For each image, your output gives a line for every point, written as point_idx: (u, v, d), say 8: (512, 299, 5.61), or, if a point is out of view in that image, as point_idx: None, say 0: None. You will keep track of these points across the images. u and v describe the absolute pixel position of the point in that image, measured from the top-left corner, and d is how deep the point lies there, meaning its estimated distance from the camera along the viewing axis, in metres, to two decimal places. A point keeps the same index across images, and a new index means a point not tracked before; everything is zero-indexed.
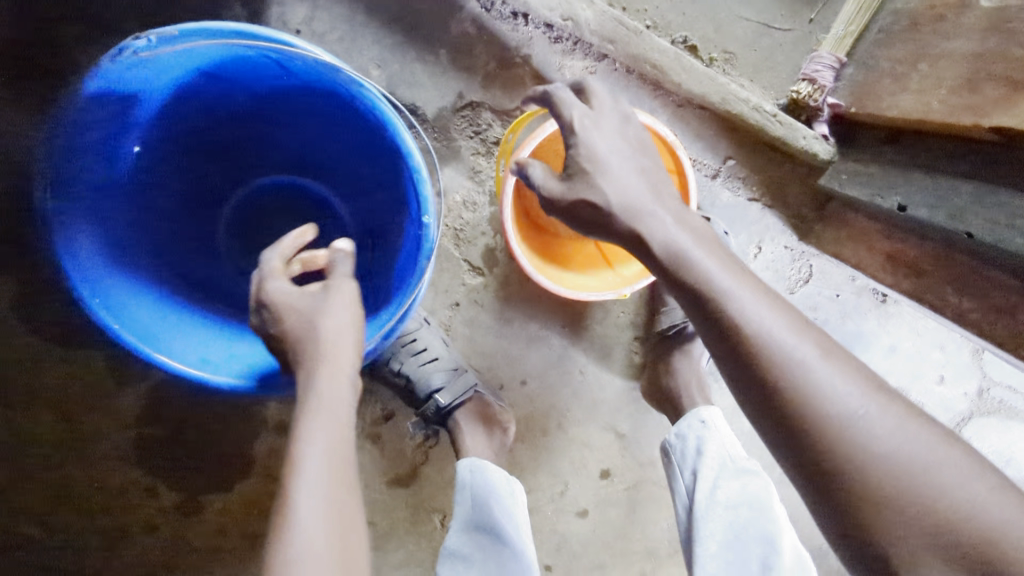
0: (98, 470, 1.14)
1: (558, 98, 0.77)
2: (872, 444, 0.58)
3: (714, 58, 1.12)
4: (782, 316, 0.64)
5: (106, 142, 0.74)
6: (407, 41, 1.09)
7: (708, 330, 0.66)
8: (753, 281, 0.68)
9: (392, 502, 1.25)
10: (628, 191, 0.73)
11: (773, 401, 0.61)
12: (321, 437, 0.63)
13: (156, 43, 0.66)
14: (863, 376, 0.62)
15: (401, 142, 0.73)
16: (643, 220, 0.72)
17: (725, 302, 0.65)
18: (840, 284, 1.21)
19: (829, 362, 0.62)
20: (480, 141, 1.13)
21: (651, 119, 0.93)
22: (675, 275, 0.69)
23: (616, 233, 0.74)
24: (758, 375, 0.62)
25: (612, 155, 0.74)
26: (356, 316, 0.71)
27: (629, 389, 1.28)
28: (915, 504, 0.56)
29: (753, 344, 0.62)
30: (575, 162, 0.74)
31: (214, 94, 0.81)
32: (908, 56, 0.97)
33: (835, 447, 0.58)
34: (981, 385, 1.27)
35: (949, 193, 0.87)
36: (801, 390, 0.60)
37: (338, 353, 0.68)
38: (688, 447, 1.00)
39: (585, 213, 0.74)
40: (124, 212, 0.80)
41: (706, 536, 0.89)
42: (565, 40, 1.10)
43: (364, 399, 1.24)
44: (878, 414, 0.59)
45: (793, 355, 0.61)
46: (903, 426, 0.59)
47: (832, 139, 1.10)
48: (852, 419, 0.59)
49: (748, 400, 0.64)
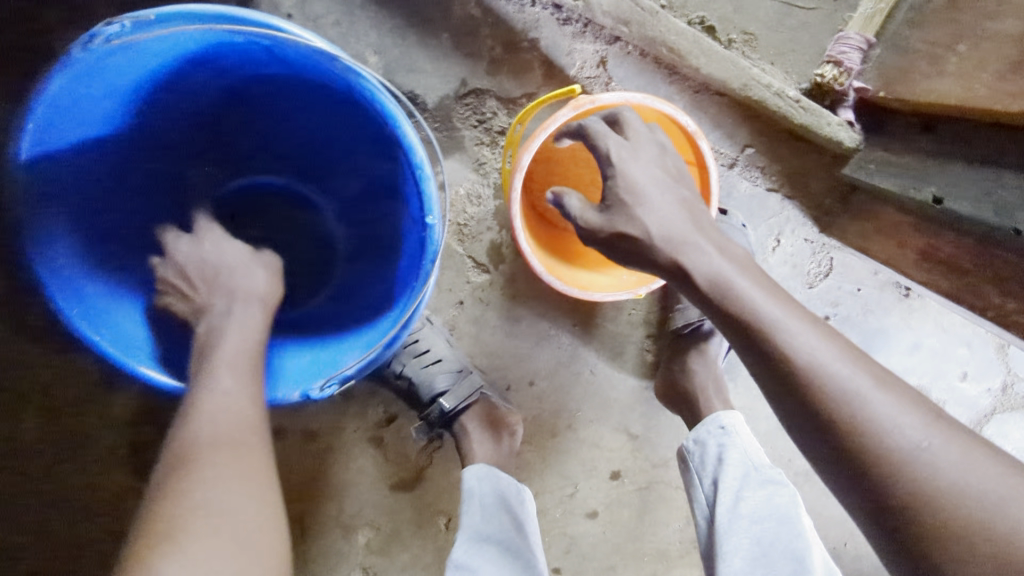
0: (87, 477, 1.09)
1: (592, 131, 0.81)
2: (933, 473, 0.56)
3: (733, 41, 1.06)
4: (830, 347, 0.64)
5: (81, 135, 0.67)
6: (407, 24, 1.02)
7: (759, 362, 0.66)
8: (808, 317, 0.68)
9: (394, 507, 1.20)
10: (670, 221, 0.75)
11: (829, 436, 0.60)
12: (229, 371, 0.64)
13: (131, 29, 0.59)
14: (923, 409, 0.60)
15: (403, 136, 0.67)
16: (683, 251, 0.73)
17: (770, 331, 0.65)
18: (862, 278, 1.16)
19: (882, 392, 0.60)
20: (484, 131, 1.06)
21: (673, 109, 0.85)
22: (719, 304, 0.70)
23: (658, 265, 0.76)
24: (811, 405, 0.61)
25: (650, 185, 0.77)
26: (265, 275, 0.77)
27: (641, 387, 1.22)
28: (988, 540, 0.53)
29: (800, 374, 0.62)
30: (614, 193, 0.78)
31: (202, 84, 0.75)
32: (946, 36, 0.90)
33: (894, 480, 0.56)
34: (1006, 381, 1.22)
35: (994, 188, 0.82)
36: (851, 420, 0.59)
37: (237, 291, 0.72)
38: (708, 454, 0.95)
39: (624, 245, 0.77)
40: (107, 214, 0.74)
41: (730, 552, 0.83)
42: (575, 23, 1.03)
43: (366, 400, 1.19)
44: (941, 445, 0.57)
45: (848, 390, 0.60)
46: (964, 455, 0.56)
47: (858, 126, 1.03)
48: (913, 450, 0.57)
49: (802, 438, 0.63)
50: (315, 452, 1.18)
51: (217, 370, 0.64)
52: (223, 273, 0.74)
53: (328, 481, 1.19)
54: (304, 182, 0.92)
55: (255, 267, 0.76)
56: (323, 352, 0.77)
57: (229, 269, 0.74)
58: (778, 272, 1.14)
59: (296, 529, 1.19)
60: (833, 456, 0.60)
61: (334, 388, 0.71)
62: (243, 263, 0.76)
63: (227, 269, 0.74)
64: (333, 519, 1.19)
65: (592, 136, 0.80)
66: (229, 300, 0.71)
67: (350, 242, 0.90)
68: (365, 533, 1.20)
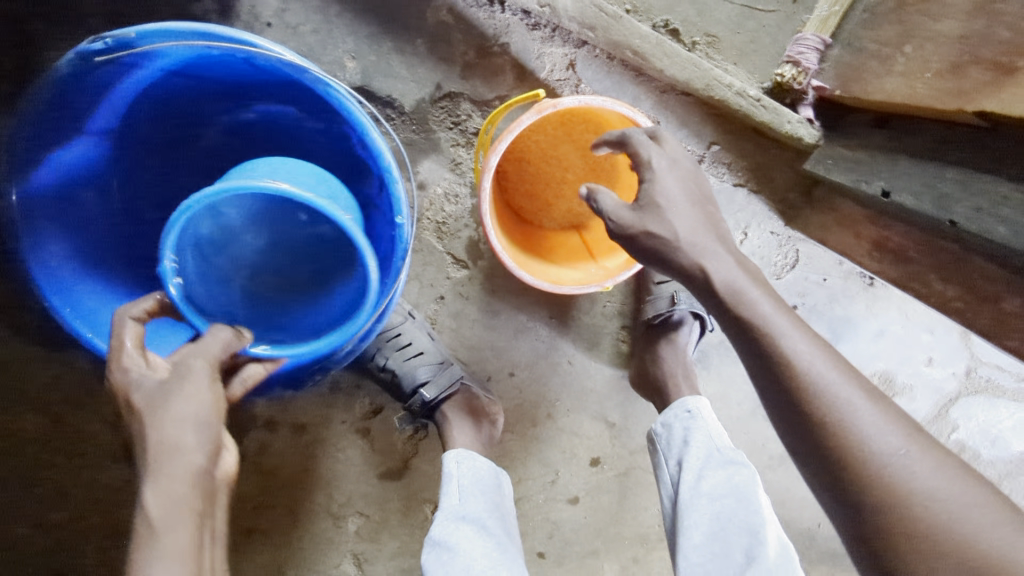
0: (88, 470, 1.17)
1: (634, 141, 0.83)
2: (906, 476, 0.61)
3: (697, 42, 1.10)
4: (825, 357, 0.68)
5: (75, 150, 0.71)
6: (382, 31, 1.06)
7: (752, 355, 0.71)
8: (806, 327, 0.72)
9: (382, 495, 1.25)
10: (692, 227, 0.78)
11: (809, 427, 0.65)
12: None
13: (113, 46, 0.63)
14: (904, 421, 0.65)
15: (372, 143, 0.71)
16: (681, 256, 0.77)
17: (766, 330, 0.70)
18: (827, 269, 1.20)
19: (869, 402, 0.65)
20: (459, 132, 1.11)
21: (629, 109, 0.90)
22: (722, 302, 0.74)
23: (680, 270, 0.78)
24: (793, 399, 0.67)
25: (681, 195, 0.80)
26: (200, 413, 0.64)
27: (617, 376, 1.28)
28: (948, 540, 0.58)
29: (790, 371, 0.67)
30: (648, 194, 0.80)
31: (184, 92, 0.78)
32: (895, 37, 0.95)
33: (871, 477, 0.62)
34: (969, 365, 1.27)
35: (935, 180, 0.86)
36: (836, 421, 0.64)
37: (164, 462, 0.62)
38: (675, 437, 1.01)
39: (649, 244, 0.78)
40: (102, 219, 0.78)
41: (691, 527, 0.90)
42: (543, 27, 1.08)
43: (352, 393, 1.23)
44: (917, 454, 0.62)
45: (839, 398, 0.65)
46: (939, 466, 0.61)
47: (817, 123, 1.07)
48: (891, 454, 0.62)
49: (782, 426, 0.69)
50: (305, 444, 1.23)
51: None
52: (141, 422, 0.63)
53: (317, 472, 1.24)
54: None
55: (174, 396, 0.64)
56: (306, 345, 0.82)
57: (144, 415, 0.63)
58: None
59: (288, 519, 1.24)
60: (811, 446, 0.65)
61: None
62: (156, 395, 0.64)
63: (153, 406, 0.63)
64: (323, 508, 1.24)
65: (634, 146, 0.83)
66: (149, 476, 0.61)
67: None
68: (355, 521, 1.25)
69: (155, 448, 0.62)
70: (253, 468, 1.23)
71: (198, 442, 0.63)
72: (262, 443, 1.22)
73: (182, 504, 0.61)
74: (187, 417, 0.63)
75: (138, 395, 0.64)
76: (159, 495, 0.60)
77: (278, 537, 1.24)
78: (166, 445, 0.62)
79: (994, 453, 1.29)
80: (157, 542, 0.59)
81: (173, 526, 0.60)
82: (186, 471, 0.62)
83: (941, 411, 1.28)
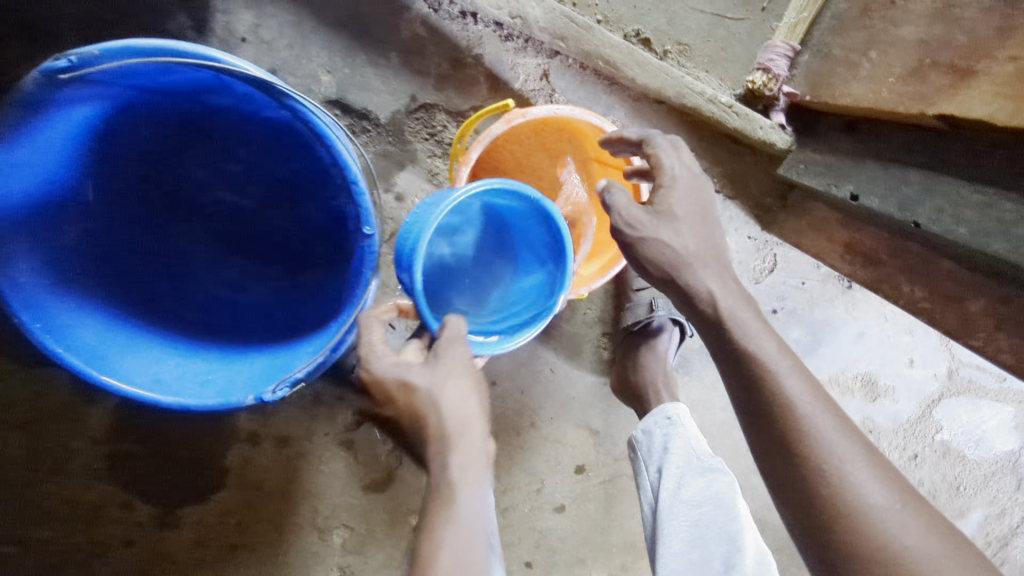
0: (71, 487, 1.17)
1: (653, 144, 0.79)
2: (898, 541, 0.58)
3: (668, 51, 1.11)
4: (827, 408, 0.65)
5: (48, 170, 0.71)
6: (356, 44, 1.07)
7: (740, 385, 0.68)
8: (809, 373, 0.68)
9: (368, 508, 1.25)
10: (699, 243, 0.74)
11: (797, 472, 0.63)
12: (450, 529, 0.70)
13: (78, 64, 0.63)
14: (891, 472, 0.63)
15: (337, 152, 0.72)
16: (687, 274, 0.73)
17: (769, 372, 0.66)
18: (805, 272, 1.21)
19: (869, 461, 0.62)
20: (436, 143, 1.11)
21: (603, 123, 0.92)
22: (722, 333, 0.70)
23: (683, 291, 0.73)
24: (779, 435, 0.64)
25: (692, 207, 0.75)
26: (472, 385, 0.77)
27: (600, 383, 1.28)
28: None
29: (787, 416, 0.64)
30: (661, 199, 0.75)
31: (155, 106, 0.78)
32: (861, 43, 0.96)
33: (859, 535, 0.59)
34: (950, 366, 1.28)
35: (900, 182, 0.88)
36: (831, 474, 0.61)
37: (461, 430, 0.75)
38: (655, 443, 1.00)
39: (657, 252, 0.73)
40: (83, 238, 0.78)
41: (671, 535, 0.90)
42: (516, 38, 1.09)
43: (334, 405, 1.22)
44: (907, 507, 0.60)
45: (832, 445, 0.62)
46: (934, 535, 0.59)
47: (789, 128, 1.08)
48: (878, 507, 0.60)
49: (769, 466, 0.66)
50: (288, 457, 1.22)
51: (451, 518, 0.71)
52: (425, 399, 0.75)
53: (301, 484, 1.23)
54: (262, 193, 0.94)
55: (448, 379, 0.75)
56: (278, 357, 0.82)
57: (428, 394, 0.75)
58: None
59: (273, 532, 1.23)
60: (798, 491, 0.63)
61: (286, 390, 0.76)
62: (435, 377, 0.75)
63: (428, 385, 0.75)
64: (308, 521, 1.24)
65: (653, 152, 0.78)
66: (441, 436, 0.74)
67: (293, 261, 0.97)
68: (340, 533, 1.24)
69: (445, 413, 0.75)
70: (236, 482, 1.21)
71: (476, 420, 0.76)
72: (245, 457, 1.21)
73: (477, 456, 0.75)
74: (462, 392, 0.76)
75: (414, 379, 0.76)
76: (456, 459, 0.73)
77: (265, 552, 1.23)
78: (457, 414, 0.75)
79: (979, 453, 1.29)
80: (455, 503, 0.72)
81: (469, 479, 0.73)
82: (473, 442, 0.75)
83: (924, 412, 1.28)
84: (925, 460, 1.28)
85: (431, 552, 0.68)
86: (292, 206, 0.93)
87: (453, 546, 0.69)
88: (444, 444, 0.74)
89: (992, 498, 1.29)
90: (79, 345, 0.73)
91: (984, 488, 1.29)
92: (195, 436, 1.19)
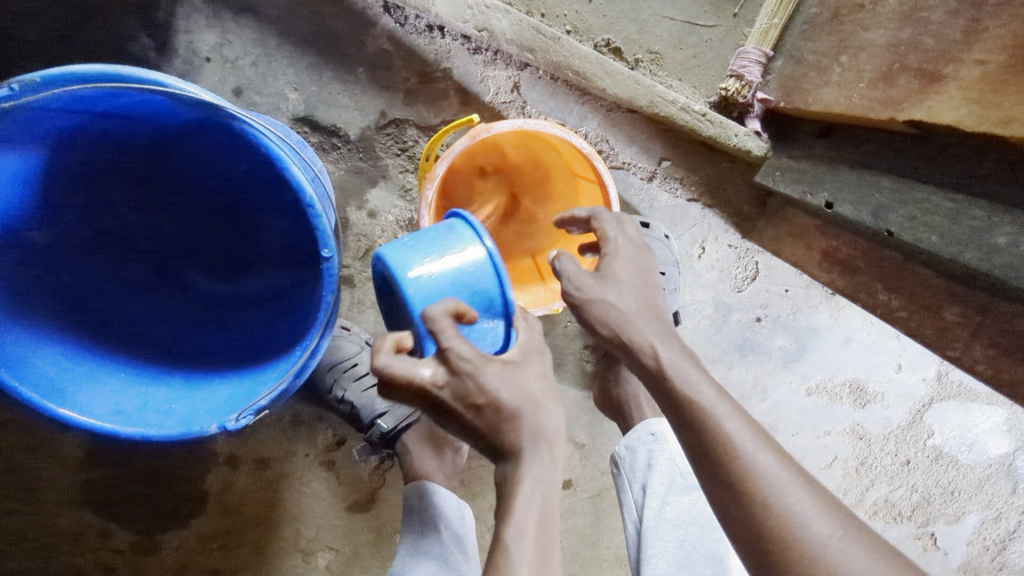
0: (47, 515, 1.14)
1: (599, 220, 0.82)
2: (846, 569, 0.55)
3: (640, 60, 1.10)
4: (768, 447, 0.63)
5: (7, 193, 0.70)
6: (322, 61, 1.05)
7: (682, 429, 0.66)
8: (750, 416, 0.66)
9: (352, 530, 1.21)
10: (640, 302, 0.75)
11: (743, 509, 0.60)
12: (533, 492, 0.65)
13: (19, 91, 0.61)
14: (834, 504, 0.60)
15: (291, 176, 0.69)
16: (631, 331, 0.73)
17: (708, 416, 0.65)
18: (788, 279, 1.19)
19: (811, 493, 0.60)
20: (407, 158, 1.09)
21: (592, 151, 0.91)
22: (664, 383, 0.69)
23: (627, 347, 0.73)
24: (724, 476, 0.62)
25: (629, 272, 0.77)
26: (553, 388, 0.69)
27: (584, 396, 1.26)
28: None
29: (726, 457, 0.62)
30: (607, 263, 0.78)
31: (109, 132, 0.77)
32: (832, 47, 0.95)
33: (808, 567, 0.56)
34: (940, 369, 1.25)
35: (872, 189, 0.87)
36: (776, 508, 0.59)
37: (548, 415, 0.68)
38: (638, 460, 0.96)
39: (597, 310, 0.74)
40: (37, 267, 0.77)
41: (655, 556, 0.88)
42: (484, 51, 1.08)
43: (314, 425, 1.19)
44: (854, 542, 0.57)
45: (776, 481, 0.60)
46: (878, 560, 0.56)
47: (765, 135, 1.06)
48: (822, 544, 0.57)
49: (718, 503, 0.63)
50: (268, 480, 1.19)
51: (533, 487, 0.65)
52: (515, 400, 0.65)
53: (282, 506, 1.19)
54: (233, 208, 0.94)
55: (534, 376, 0.68)
56: (243, 384, 0.79)
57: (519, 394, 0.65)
58: (705, 278, 1.18)
59: (255, 557, 1.19)
60: (745, 527, 0.60)
61: (250, 418, 0.74)
62: (522, 376, 0.67)
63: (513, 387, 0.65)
64: (290, 544, 1.20)
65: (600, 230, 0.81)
66: (528, 428, 0.66)
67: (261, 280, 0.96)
68: (325, 555, 1.21)
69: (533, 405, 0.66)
70: (216, 506, 1.18)
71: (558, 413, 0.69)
72: (224, 481, 1.18)
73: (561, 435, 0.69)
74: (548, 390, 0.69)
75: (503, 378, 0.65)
76: (538, 442, 0.66)
77: None
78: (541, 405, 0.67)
79: (973, 458, 1.26)
80: (538, 471, 0.66)
81: (553, 459, 0.67)
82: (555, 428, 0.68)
83: (915, 417, 1.25)
84: (917, 466, 1.25)
85: (517, 512, 0.65)
86: (267, 219, 0.93)
87: (534, 507, 0.65)
88: (534, 429, 0.66)
89: (988, 502, 1.26)
90: (33, 380, 0.71)
91: (980, 492, 1.26)
92: (171, 460, 1.16)
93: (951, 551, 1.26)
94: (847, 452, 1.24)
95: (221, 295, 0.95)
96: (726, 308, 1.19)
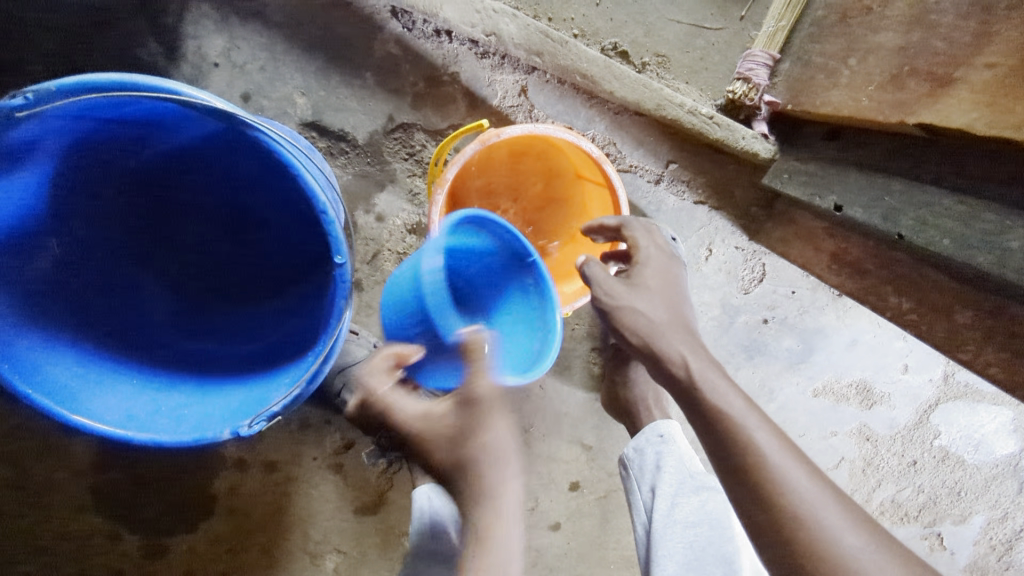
0: (56, 519, 1.15)
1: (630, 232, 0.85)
2: None
3: (647, 63, 1.11)
4: (797, 459, 0.63)
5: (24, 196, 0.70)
6: (330, 66, 1.06)
7: (710, 438, 0.66)
8: (777, 427, 0.66)
9: (360, 532, 1.21)
10: (670, 311, 0.77)
11: (770, 518, 0.60)
12: (492, 487, 0.70)
13: (35, 101, 0.62)
14: (863, 518, 0.60)
15: (305, 183, 0.69)
16: (660, 341, 0.74)
17: (737, 426, 0.65)
18: (794, 280, 1.19)
19: (841, 507, 0.60)
20: (415, 163, 1.09)
21: (602, 158, 0.91)
22: (693, 393, 0.69)
23: (655, 356, 0.74)
24: (752, 487, 0.62)
25: (658, 282, 0.80)
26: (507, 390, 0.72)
27: (591, 398, 1.26)
28: None
29: (757, 467, 0.62)
30: (637, 273, 0.81)
31: (122, 139, 0.77)
32: (840, 50, 0.95)
33: None
34: (946, 370, 1.25)
35: (883, 192, 0.87)
36: (805, 519, 0.59)
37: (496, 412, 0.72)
38: (646, 462, 0.97)
39: (630, 318, 0.76)
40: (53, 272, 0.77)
41: (665, 556, 0.88)
42: (492, 55, 1.08)
43: (322, 429, 1.19)
44: (884, 557, 0.57)
45: (807, 493, 0.60)
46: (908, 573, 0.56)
47: (772, 138, 1.07)
48: (852, 557, 0.57)
49: (744, 511, 0.63)
50: (276, 483, 1.19)
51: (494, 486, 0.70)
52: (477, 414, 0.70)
53: (290, 509, 1.20)
54: (242, 213, 0.94)
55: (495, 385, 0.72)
56: (255, 390, 0.80)
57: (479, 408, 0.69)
58: (712, 280, 1.18)
59: (264, 559, 1.20)
60: (770, 534, 0.60)
61: (263, 424, 0.74)
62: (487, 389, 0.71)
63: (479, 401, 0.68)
64: (299, 547, 1.20)
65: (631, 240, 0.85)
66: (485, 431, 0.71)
67: (272, 285, 0.97)
68: (333, 558, 1.21)
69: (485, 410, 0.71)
70: (224, 509, 1.18)
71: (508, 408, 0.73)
72: (232, 484, 1.18)
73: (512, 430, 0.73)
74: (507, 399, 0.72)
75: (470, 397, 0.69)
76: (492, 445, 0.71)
77: None
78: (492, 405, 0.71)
79: (980, 458, 1.26)
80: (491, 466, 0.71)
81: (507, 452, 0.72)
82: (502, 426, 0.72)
83: (921, 418, 1.25)
84: (924, 466, 1.26)
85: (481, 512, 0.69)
86: (277, 224, 0.94)
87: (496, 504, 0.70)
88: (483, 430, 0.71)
89: (995, 503, 1.26)
90: (47, 387, 0.71)
91: (987, 492, 1.26)
92: (179, 465, 1.16)
93: (956, 551, 1.26)
94: (854, 453, 1.25)
95: (232, 301, 0.95)
96: (733, 309, 1.19)
